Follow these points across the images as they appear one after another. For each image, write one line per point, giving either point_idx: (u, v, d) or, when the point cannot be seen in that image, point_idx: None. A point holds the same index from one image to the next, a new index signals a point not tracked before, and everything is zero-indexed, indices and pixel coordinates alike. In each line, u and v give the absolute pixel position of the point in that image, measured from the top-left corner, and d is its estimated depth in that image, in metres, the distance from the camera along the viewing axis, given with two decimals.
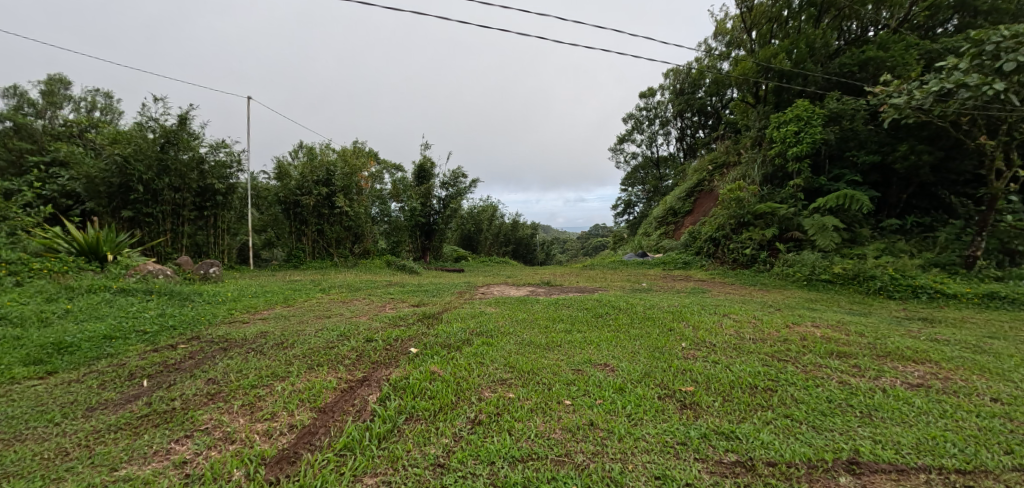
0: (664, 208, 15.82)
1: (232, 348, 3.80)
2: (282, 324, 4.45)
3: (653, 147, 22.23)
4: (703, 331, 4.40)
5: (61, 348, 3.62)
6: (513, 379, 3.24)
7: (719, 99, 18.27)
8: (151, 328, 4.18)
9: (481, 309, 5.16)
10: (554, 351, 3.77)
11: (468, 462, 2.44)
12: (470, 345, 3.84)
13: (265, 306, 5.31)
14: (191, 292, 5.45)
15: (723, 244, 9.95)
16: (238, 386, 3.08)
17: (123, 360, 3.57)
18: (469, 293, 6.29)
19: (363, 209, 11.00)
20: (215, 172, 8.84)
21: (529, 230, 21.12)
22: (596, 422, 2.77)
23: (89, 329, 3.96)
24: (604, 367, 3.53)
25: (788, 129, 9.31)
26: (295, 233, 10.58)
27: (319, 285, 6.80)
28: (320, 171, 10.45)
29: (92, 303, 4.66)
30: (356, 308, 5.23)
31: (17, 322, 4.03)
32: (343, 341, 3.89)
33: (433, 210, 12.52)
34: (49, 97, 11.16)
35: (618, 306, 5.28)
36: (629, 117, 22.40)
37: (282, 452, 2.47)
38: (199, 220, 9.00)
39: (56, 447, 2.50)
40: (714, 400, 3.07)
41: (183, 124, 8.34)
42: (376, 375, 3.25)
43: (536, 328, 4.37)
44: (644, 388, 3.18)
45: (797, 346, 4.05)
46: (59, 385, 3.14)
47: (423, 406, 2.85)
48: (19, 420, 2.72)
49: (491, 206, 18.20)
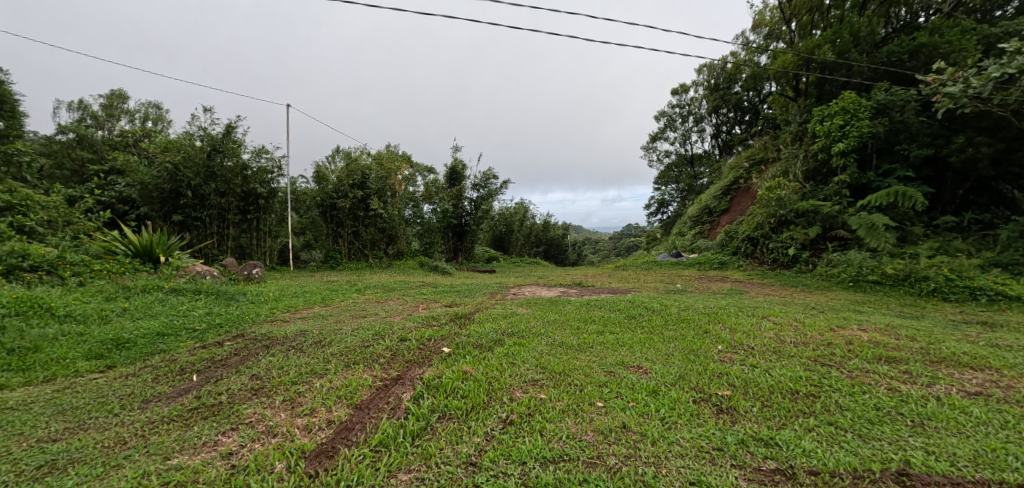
0: (699, 206, 15.38)
1: (275, 345, 3.95)
2: (320, 323, 4.61)
3: (687, 144, 21.66)
4: (740, 334, 4.27)
5: (119, 344, 3.88)
6: (545, 381, 3.23)
7: (756, 94, 17.78)
8: (200, 326, 4.41)
9: (512, 309, 5.17)
10: (586, 353, 3.73)
11: (500, 462, 2.44)
12: (502, 346, 3.85)
13: (304, 306, 5.50)
14: (236, 292, 5.73)
15: (762, 243, 9.59)
16: (280, 382, 3.21)
17: (175, 355, 3.78)
18: (501, 294, 6.35)
19: (397, 211, 11.31)
20: (257, 178, 9.24)
21: (560, 230, 20.97)
22: (629, 424, 2.74)
23: (144, 326, 4.23)
24: (637, 369, 3.48)
25: (832, 123, 8.86)
26: (332, 235, 10.93)
27: (355, 286, 6.99)
28: (357, 174, 10.74)
29: (146, 302, 4.95)
30: (390, 308, 5.33)
31: (80, 319, 4.33)
32: (379, 340, 3.98)
33: (464, 212, 12.62)
34: (107, 109, 11.98)
35: (652, 308, 5.16)
36: (661, 114, 21.91)
37: (321, 447, 2.55)
38: (244, 223, 9.42)
39: (115, 436, 2.66)
40: (752, 405, 2.98)
41: (228, 132, 8.74)
42: (410, 374, 3.31)
43: (568, 330, 4.33)
44: (679, 392, 3.12)
45: (842, 350, 3.86)
46: (118, 378, 3.37)
47: (456, 405, 2.89)
48: (84, 410, 2.92)
49: (523, 206, 18.15)
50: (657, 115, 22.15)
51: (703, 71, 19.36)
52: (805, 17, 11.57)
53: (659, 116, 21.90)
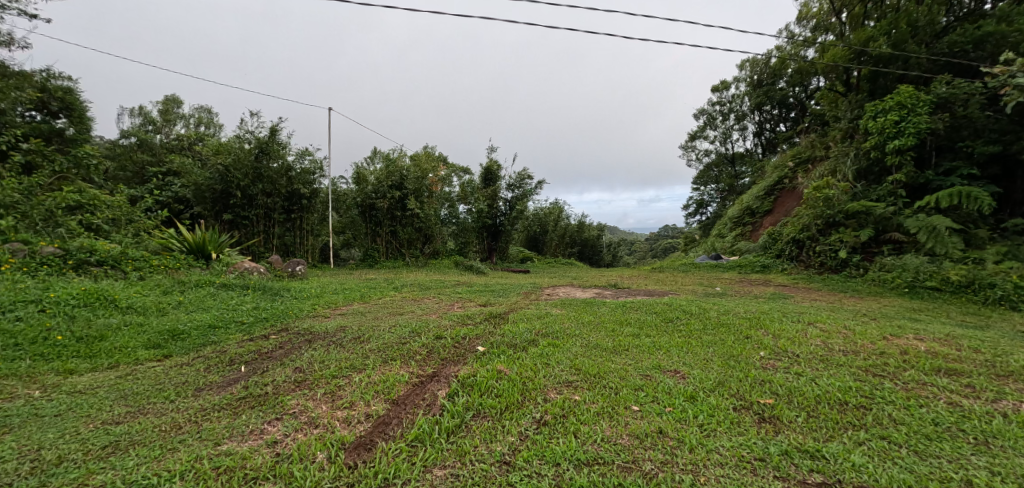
0: (740, 207, 14.85)
1: (316, 340, 4.11)
2: (359, 319, 4.75)
3: (728, 143, 20.96)
4: (784, 340, 4.09)
5: (175, 335, 4.13)
6: (579, 382, 3.21)
7: (803, 89, 16.99)
8: (248, 319, 4.63)
9: (546, 310, 5.15)
10: (621, 355, 3.68)
11: (533, 462, 2.44)
12: (536, 346, 3.85)
13: (344, 303, 5.68)
14: (281, 288, 5.98)
15: (809, 246, 9.17)
16: (321, 375, 3.33)
17: (225, 347, 4.00)
18: (536, 294, 6.34)
19: (433, 210, 11.53)
20: (301, 178, 9.60)
21: (595, 231, 20.73)
22: (666, 430, 2.68)
23: (197, 319, 4.49)
24: (674, 373, 3.39)
25: (886, 119, 8.37)
26: (371, 234, 11.23)
27: (392, 283, 7.16)
28: (395, 175, 11.01)
29: (199, 296, 5.25)
30: (426, 306, 5.43)
31: (141, 310, 4.64)
32: (415, 337, 4.06)
33: (499, 212, 12.62)
34: (165, 115, 12.77)
35: (690, 311, 5.04)
36: (700, 112, 21.29)
37: (360, 439, 2.62)
38: (288, 222, 9.80)
39: (171, 421, 2.82)
40: (797, 415, 2.85)
41: (274, 135, 9.14)
42: (445, 371, 3.37)
43: (603, 331, 4.29)
44: (718, 398, 3.02)
45: (896, 361, 3.63)
46: (174, 367, 3.59)
47: (490, 403, 2.91)
48: (144, 396, 3.14)
49: (557, 207, 18.07)
50: (696, 113, 21.54)
51: (746, 67, 18.68)
52: (857, 7, 11.04)
53: (699, 114, 21.30)
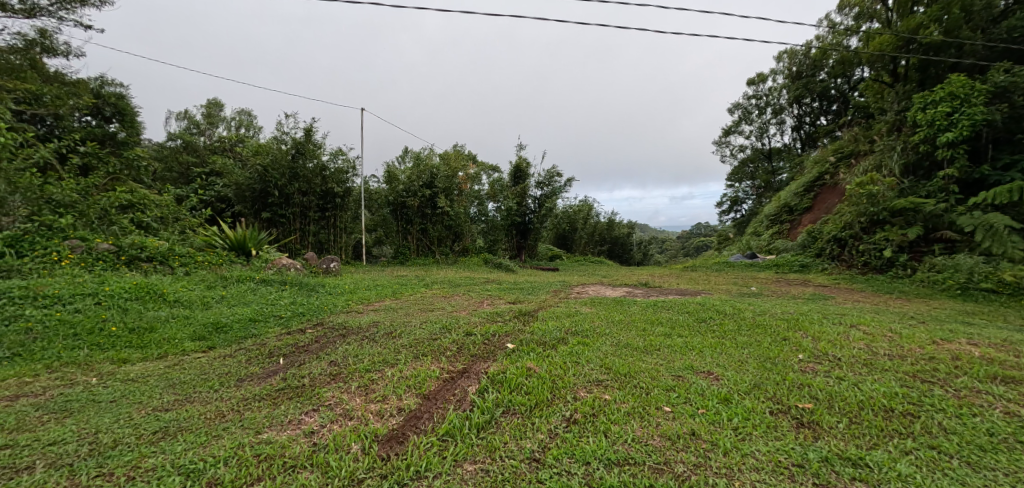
0: (777, 204, 14.34)
1: (350, 335, 4.22)
2: (390, 315, 4.86)
3: (765, 138, 20.26)
4: (825, 343, 3.93)
5: (218, 327, 4.33)
6: (609, 381, 3.18)
7: (845, 81, 16.25)
8: (285, 314, 4.81)
9: (575, 308, 5.13)
10: (652, 355, 3.62)
11: (563, 460, 2.43)
12: (566, 345, 3.83)
13: (376, 299, 5.81)
14: (316, 284, 6.17)
15: (851, 245, 8.77)
16: (355, 369, 3.42)
17: (264, 339, 4.16)
18: (565, 292, 6.31)
19: (462, 209, 11.64)
20: (335, 178, 9.86)
21: (625, 229, 20.46)
22: (699, 432, 2.62)
23: (238, 312, 4.69)
24: (707, 375, 3.31)
25: (937, 110, 7.90)
26: (402, 232, 11.44)
27: (423, 281, 7.27)
28: (425, 174, 11.18)
29: (240, 291, 5.48)
30: (456, 303, 5.49)
31: (186, 304, 4.88)
32: (445, 334, 4.12)
33: (528, 210, 12.61)
34: (208, 118, 13.37)
35: (724, 311, 4.90)
36: (735, 106, 20.67)
37: (392, 432, 2.68)
38: (323, 220, 10.06)
39: (216, 410, 2.96)
40: (838, 421, 2.74)
41: (309, 136, 9.42)
42: (475, 368, 3.40)
43: (634, 331, 4.23)
44: (754, 401, 2.93)
45: (947, 367, 3.43)
46: (218, 358, 3.77)
47: (520, 400, 2.92)
48: (191, 385, 3.30)
49: (587, 205, 17.92)
50: (731, 107, 20.91)
51: (783, 59, 18.00)
52: None
53: (733, 108, 20.68)
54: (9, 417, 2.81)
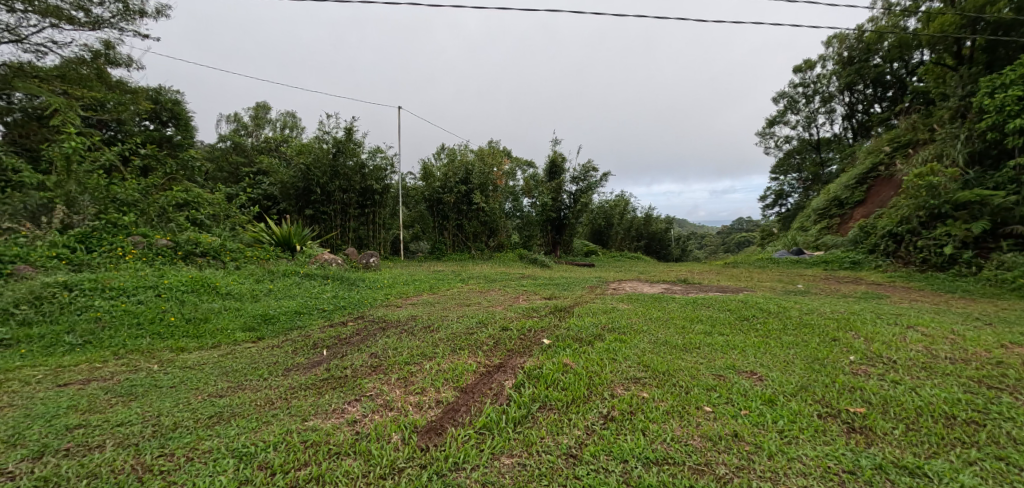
0: (826, 198, 13.65)
1: (390, 328, 4.34)
2: (428, 309, 4.96)
3: (813, 128, 19.28)
4: (878, 344, 3.72)
5: (267, 319, 4.55)
6: (647, 379, 3.13)
7: (902, 65, 15.23)
8: (328, 307, 4.99)
9: (612, 304, 5.07)
10: (692, 353, 3.53)
11: (600, 457, 2.42)
12: (602, 341, 3.80)
13: (414, 293, 5.94)
14: (357, 279, 6.37)
15: (908, 241, 8.24)
16: (395, 362, 3.51)
17: (309, 331, 4.35)
18: (601, 288, 6.25)
19: (497, 205, 11.71)
20: (374, 175, 10.11)
21: (663, 225, 20.03)
22: (742, 434, 2.54)
23: (285, 305, 4.91)
24: (750, 375, 3.20)
25: (1007, 95, 7.29)
26: (438, 228, 11.63)
27: (459, 276, 7.37)
28: (460, 171, 11.31)
29: (286, 285, 5.73)
30: (492, 298, 5.54)
31: (238, 296, 5.15)
32: (482, 328, 4.17)
33: (563, 205, 12.54)
34: (256, 120, 14.02)
35: (768, 309, 4.73)
36: (780, 96, 19.77)
37: (431, 424, 2.74)
38: (362, 216, 10.37)
39: (265, 397, 3.11)
40: (893, 427, 2.59)
41: (349, 135, 9.69)
42: (511, 363, 3.42)
43: (672, 328, 4.14)
44: (800, 404, 2.82)
45: (1019, 372, 3.17)
46: (267, 348, 3.97)
47: (556, 396, 2.92)
48: (243, 373, 3.49)
49: (623, 200, 17.65)
50: (775, 96, 20.01)
51: (833, 44, 17.05)
52: None
53: (778, 98, 19.79)
54: (82, 399, 3.05)
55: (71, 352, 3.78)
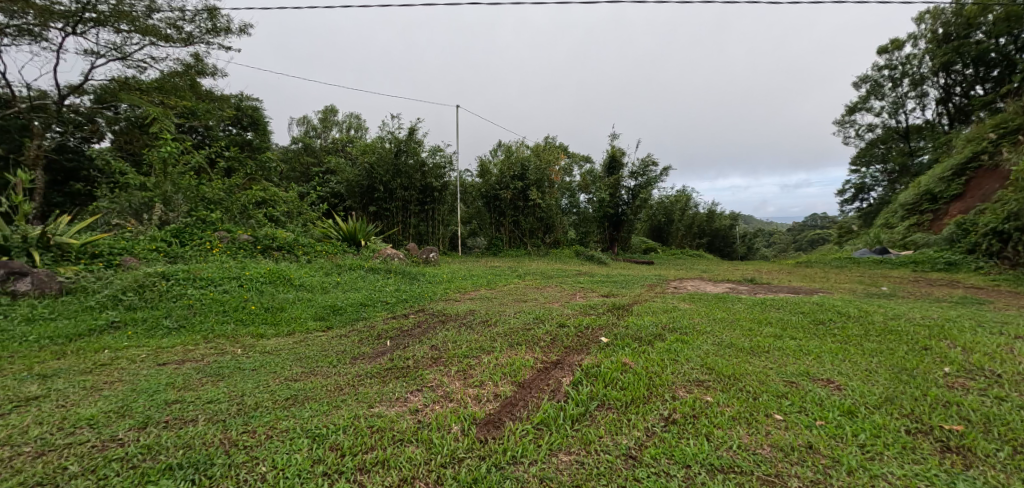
0: (916, 192, 12.40)
1: (449, 321, 4.48)
2: (486, 304, 5.05)
3: (901, 114, 17.52)
4: (981, 355, 3.33)
5: (335, 309, 4.84)
6: (711, 382, 3.01)
7: (1012, 40, 13.48)
8: (391, 299, 5.22)
9: (674, 303, 4.92)
10: (761, 357, 3.35)
11: (661, 460, 2.35)
12: (663, 341, 3.69)
13: (472, 288, 6.07)
14: (417, 273, 6.61)
15: (1017, 239, 7.30)
16: (454, 354, 3.62)
17: (374, 322, 4.58)
18: (661, 287, 6.06)
19: (554, 201, 11.69)
20: (433, 172, 10.40)
21: (728, 221, 19.09)
22: (817, 446, 2.38)
23: (351, 297, 5.20)
24: (826, 383, 2.99)
25: None
26: (495, 224, 11.83)
27: (515, 272, 7.44)
28: (516, 166, 11.35)
29: (353, 278, 6.06)
30: (549, 294, 5.55)
31: (309, 288, 5.51)
32: (539, 324, 4.20)
33: (622, 201, 12.29)
34: (325, 122, 14.88)
35: (848, 313, 4.38)
36: (861, 80, 18.15)
37: (489, 417, 2.80)
38: (423, 213, 10.72)
39: (334, 384, 3.31)
40: (998, 449, 2.32)
41: (410, 134, 10.02)
42: (569, 360, 3.42)
43: (738, 330, 3.94)
44: (885, 417, 2.59)
45: None
46: (335, 337, 4.22)
47: (615, 396, 2.88)
48: (315, 360, 3.73)
49: (685, 195, 17.01)
50: (856, 81, 18.38)
51: (926, 20, 15.39)
52: None
53: (859, 83, 18.17)
54: (179, 377, 3.40)
55: (168, 335, 4.21)
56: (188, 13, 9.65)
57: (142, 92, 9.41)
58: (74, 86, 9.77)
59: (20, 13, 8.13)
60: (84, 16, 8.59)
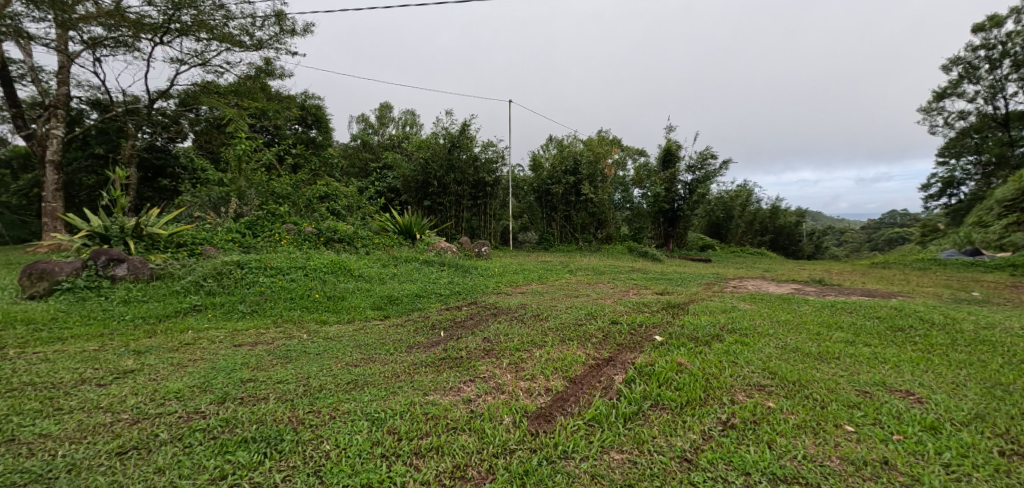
0: (1017, 186, 11.07)
1: (501, 314, 4.55)
2: (537, 299, 5.08)
3: (1000, 99, 15.65)
4: None
5: (392, 300, 5.05)
6: (773, 387, 2.87)
7: None
8: (445, 292, 5.37)
9: (732, 303, 4.71)
10: (829, 364, 3.15)
11: (719, 465, 2.27)
12: (721, 342, 3.55)
13: (524, 282, 6.12)
14: (469, 266, 6.74)
15: None
16: (506, 347, 3.67)
17: (429, 313, 4.74)
18: (720, 286, 5.83)
19: (606, 196, 11.51)
20: (485, 167, 10.54)
21: (794, 218, 17.95)
22: (894, 462, 2.21)
23: (407, 288, 5.40)
24: (905, 395, 2.77)
25: None
26: (546, 219, 11.83)
27: (567, 267, 7.40)
28: (569, 160, 11.31)
29: (409, 270, 6.28)
30: (601, 290, 5.49)
31: (367, 278, 5.78)
32: (591, 320, 4.18)
33: (678, 196, 11.84)
34: (381, 119, 15.47)
35: (932, 320, 4.01)
36: (952, 63, 16.40)
37: (541, 410, 2.83)
38: (475, 207, 10.90)
39: (392, 371, 3.46)
40: None
41: (463, 129, 10.20)
42: (621, 357, 3.38)
43: (805, 334, 3.72)
44: (974, 436, 2.36)
45: None
46: (392, 326, 4.42)
47: (670, 396, 2.82)
48: (374, 347, 3.92)
49: (746, 190, 16.15)
50: (946, 64, 16.62)
51: None
52: None
53: (950, 65, 16.43)
54: (252, 358, 3.69)
55: (243, 318, 4.58)
56: (259, 20, 10.32)
57: (220, 95, 10.22)
58: (162, 91, 10.74)
59: (116, 27, 8.95)
60: (170, 27, 9.39)
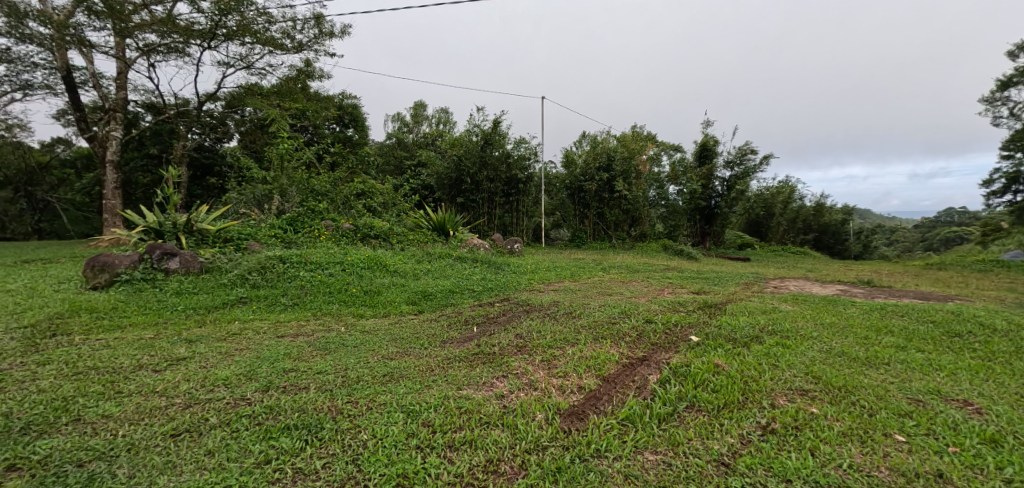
0: None
1: (533, 311, 4.57)
2: (570, 296, 5.07)
3: None
4: None
5: (426, 295, 5.15)
6: (816, 392, 2.77)
7: None
8: (478, 288, 5.43)
9: (773, 304, 4.55)
10: (877, 370, 3.01)
11: (757, 470, 2.21)
12: (760, 344, 3.45)
13: (556, 280, 6.11)
14: (502, 263, 6.79)
15: None
16: (539, 344, 3.69)
17: (462, 308, 4.81)
18: (759, 286, 5.64)
19: (641, 193, 11.31)
20: (518, 164, 10.55)
21: (839, 216, 17.11)
22: (950, 475, 2.09)
23: (440, 284, 5.49)
24: (962, 405, 2.61)
25: None
26: (578, 216, 11.76)
27: (600, 265, 7.33)
28: (602, 156, 11.17)
29: (442, 266, 6.38)
30: (635, 289, 5.42)
31: (402, 274, 5.91)
32: (624, 318, 4.14)
33: (715, 193, 11.49)
34: (415, 117, 15.73)
35: (996, 326, 3.75)
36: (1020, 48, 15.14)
37: (573, 408, 2.83)
38: (507, 204, 10.94)
39: (427, 365, 3.54)
40: None
41: (496, 126, 10.25)
42: (656, 357, 3.33)
43: (852, 337, 3.56)
44: None
45: None
46: (426, 320, 4.51)
47: (706, 398, 2.76)
48: (410, 342, 4.01)
49: (789, 186, 15.50)
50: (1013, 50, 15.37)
51: None
52: None
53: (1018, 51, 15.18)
54: (294, 349, 3.85)
55: (285, 311, 4.78)
56: (299, 23, 10.70)
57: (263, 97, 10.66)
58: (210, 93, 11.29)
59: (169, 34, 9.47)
60: (217, 32, 9.84)
